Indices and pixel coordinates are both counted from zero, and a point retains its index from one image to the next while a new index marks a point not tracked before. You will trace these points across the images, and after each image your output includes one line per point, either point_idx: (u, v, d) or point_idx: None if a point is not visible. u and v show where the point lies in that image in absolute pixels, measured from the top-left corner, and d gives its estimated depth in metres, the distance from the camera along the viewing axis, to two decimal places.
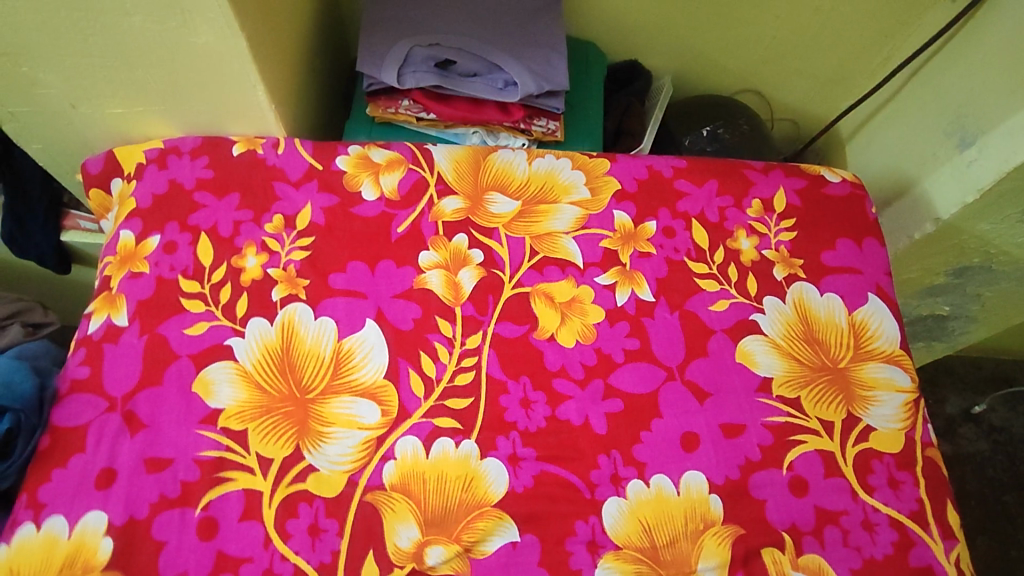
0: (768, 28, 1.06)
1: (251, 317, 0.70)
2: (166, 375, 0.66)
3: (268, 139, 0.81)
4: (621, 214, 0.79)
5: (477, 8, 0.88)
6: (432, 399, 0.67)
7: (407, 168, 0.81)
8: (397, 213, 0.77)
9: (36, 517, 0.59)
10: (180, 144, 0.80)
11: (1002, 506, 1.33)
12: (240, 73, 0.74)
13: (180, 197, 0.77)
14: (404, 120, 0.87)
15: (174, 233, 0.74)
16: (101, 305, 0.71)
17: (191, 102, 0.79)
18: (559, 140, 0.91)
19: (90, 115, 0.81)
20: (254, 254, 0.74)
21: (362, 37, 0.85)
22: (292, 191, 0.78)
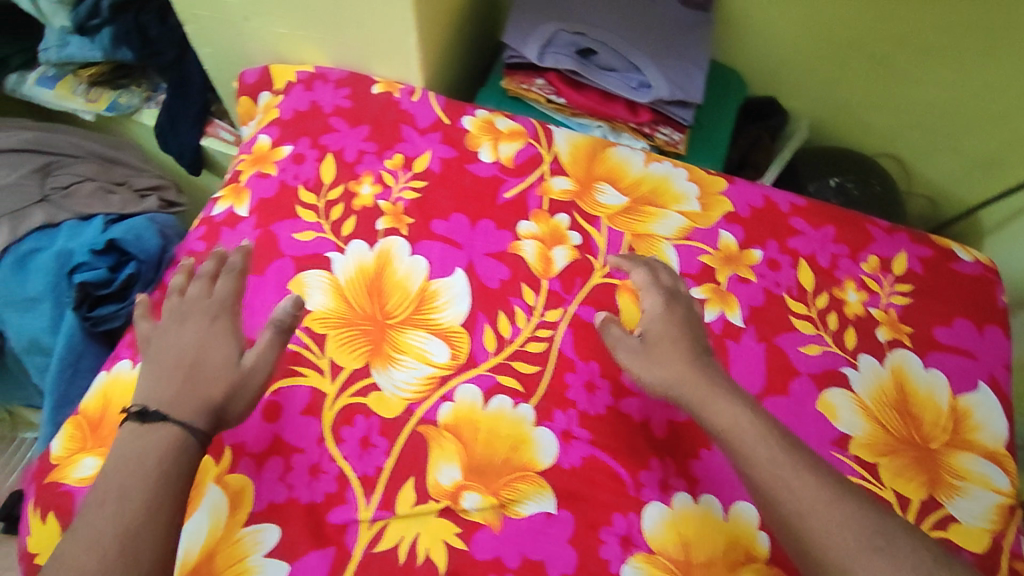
0: (927, 93, 1.00)
1: (353, 239, 0.74)
2: (269, 269, 0.72)
3: (406, 86, 0.85)
4: (727, 235, 0.77)
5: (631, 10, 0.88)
6: (501, 356, 0.68)
7: (526, 141, 0.82)
8: (508, 178, 0.79)
9: (133, 357, 0.65)
10: (327, 73, 0.86)
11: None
12: (399, 18, 0.79)
13: (318, 117, 0.82)
14: (533, 99, 0.88)
15: (305, 147, 0.80)
16: (227, 194, 0.77)
17: (348, 35, 0.85)
18: (680, 153, 0.89)
19: (258, 31, 0.89)
20: (369, 183, 0.78)
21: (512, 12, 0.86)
22: (416, 136, 0.81)
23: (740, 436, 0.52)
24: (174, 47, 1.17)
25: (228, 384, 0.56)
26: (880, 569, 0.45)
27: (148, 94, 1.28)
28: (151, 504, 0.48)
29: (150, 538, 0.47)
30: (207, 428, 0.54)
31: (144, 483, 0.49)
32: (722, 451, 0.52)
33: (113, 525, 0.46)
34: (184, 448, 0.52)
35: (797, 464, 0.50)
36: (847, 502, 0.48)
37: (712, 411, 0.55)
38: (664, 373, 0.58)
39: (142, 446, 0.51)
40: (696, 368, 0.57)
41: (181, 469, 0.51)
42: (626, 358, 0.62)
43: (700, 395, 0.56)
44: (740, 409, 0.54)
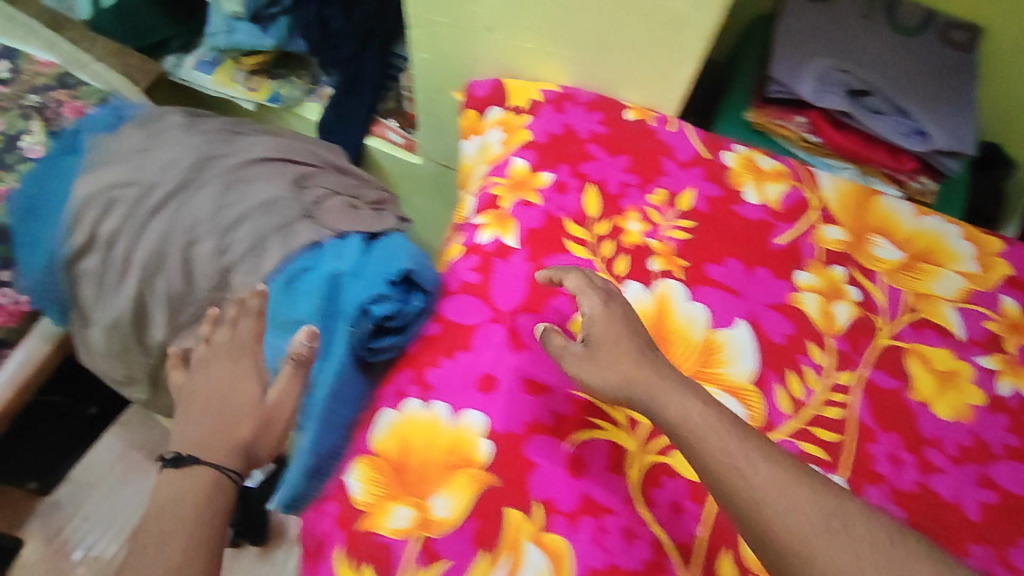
0: None
1: (629, 280, 0.71)
2: (549, 307, 0.68)
3: (660, 115, 0.80)
4: (1009, 301, 0.74)
5: (897, 46, 0.82)
6: (799, 421, 0.66)
7: (791, 183, 0.78)
8: (779, 224, 0.75)
9: (424, 396, 0.64)
10: (576, 94, 0.81)
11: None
12: (678, 46, 0.72)
13: (573, 143, 0.77)
14: (784, 136, 0.83)
15: (567, 175, 0.75)
16: (490, 221, 0.73)
17: (605, 56, 0.78)
18: (928, 203, 0.85)
19: (496, 42, 0.83)
20: (637, 220, 0.74)
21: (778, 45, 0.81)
22: (679, 171, 0.77)
23: (691, 426, 0.51)
24: (354, 42, 1.12)
25: (258, 427, 0.60)
26: (787, 499, 0.46)
27: (310, 86, 1.23)
28: (195, 544, 0.51)
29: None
30: (240, 471, 0.57)
31: (181, 523, 0.52)
32: (691, 448, 0.50)
33: (160, 562, 0.49)
34: (218, 492, 0.54)
35: (710, 416, 0.51)
36: (802, 488, 0.46)
37: (668, 403, 0.52)
38: (612, 377, 0.56)
39: (171, 490, 0.54)
40: (667, 373, 0.55)
41: (218, 505, 0.54)
42: (583, 367, 0.58)
43: (654, 389, 0.54)
44: (692, 401, 0.52)
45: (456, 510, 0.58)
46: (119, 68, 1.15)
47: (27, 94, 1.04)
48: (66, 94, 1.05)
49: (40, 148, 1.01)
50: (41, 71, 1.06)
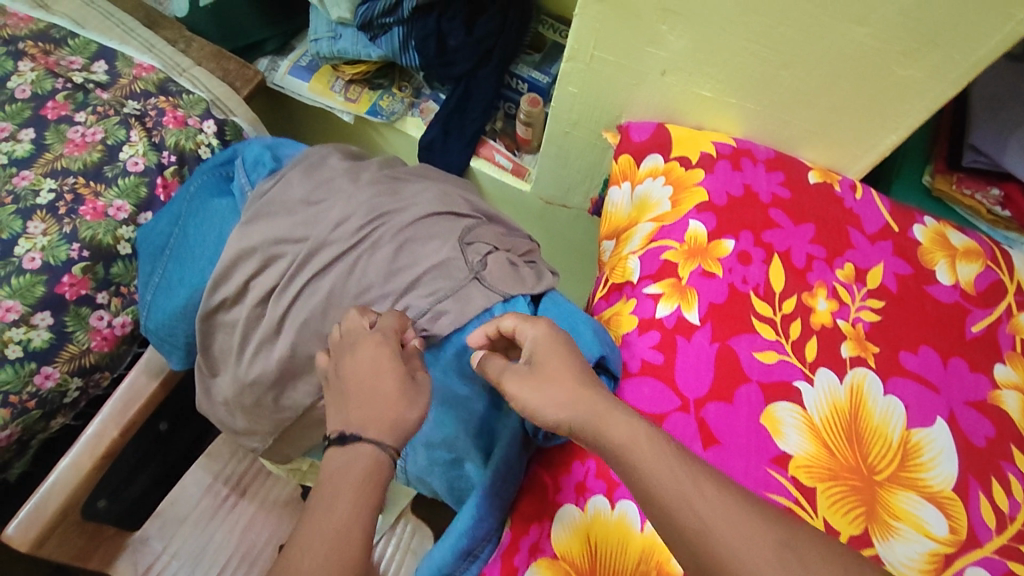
0: None
1: (820, 366, 0.65)
2: (737, 395, 0.63)
3: (845, 179, 0.76)
4: None
5: None
6: (1006, 537, 0.60)
7: (984, 264, 0.72)
8: (974, 309, 0.70)
9: (610, 494, 0.58)
10: (755, 150, 0.77)
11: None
12: (893, 111, 0.70)
13: (755, 207, 0.73)
14: (969, 206, 0.78)
15: (749, 244, 0.71)
16: (669, 291, 0.69)
17: (800, 114, 0.74)
18: None
19: (666, 87, 0.78)
20: (825, 297, 0.69)
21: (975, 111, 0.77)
22: (867, 244, 0.72)
23: (639, 451, 0.47)
24: (470, 58, 1.06)
25: (405, 397, 0.53)
26: (742, 541, 0.42)
27: (411, 99, 1.16)
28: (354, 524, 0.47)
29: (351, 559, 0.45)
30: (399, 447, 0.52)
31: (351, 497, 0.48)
32: (636, 482, 0.46)
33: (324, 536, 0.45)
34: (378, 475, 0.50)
35: (656, 441, 0.47)
36: (751, 513, 0.44)
37: (612, 431, 0.48)
38: (558, 397, 0.50)
39: (341, 462, 0.50)
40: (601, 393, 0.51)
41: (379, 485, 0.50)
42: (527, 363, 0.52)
43: (598, 414, 0.49)
44: (638, 423, 0.49)
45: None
46: (218, 72, 1.08)
47: (126, 100, 0.99)
48: (166, 101, 0.99)
49: (139, 160, 0.95)
50: (142, 76, 1.01)
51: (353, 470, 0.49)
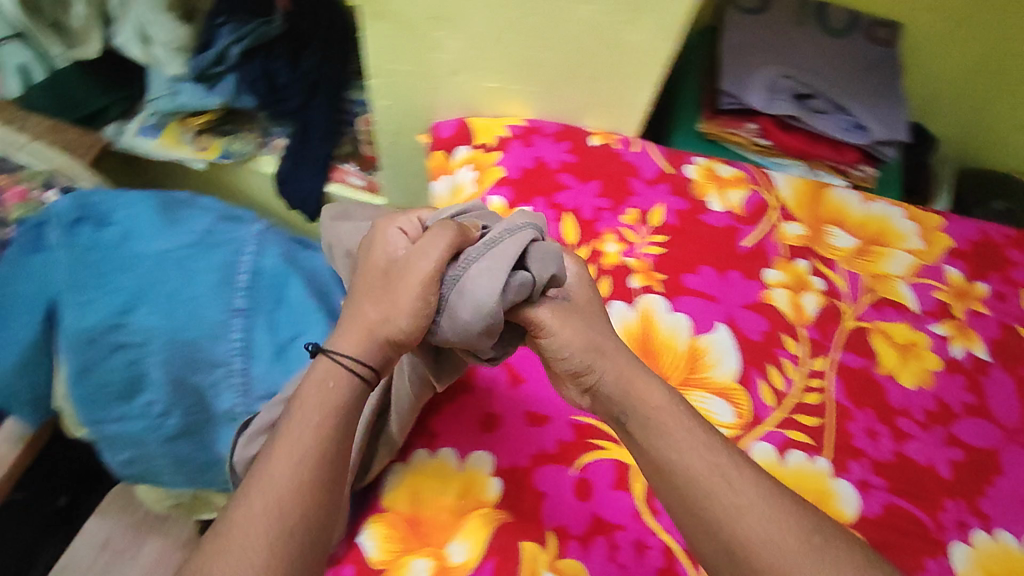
0: None
1: (612, 300, 0.74)
2: None
3: (624, 138, 0.85)
4: (952, 271, 0.81)
5: (828, 52, 0.91)
6: (783, 411, 0.69)
7: (750, 188, 0.83)
8: (743, 227, 0.80)
9: (430, 445, 0.65)
10: (542, 126, 0.85)
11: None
12: (641, 72, 0.78)
13: (545, 174, 0.81)
14: (736, 142, 0.89)
15: (542, 207, 0.78)
16: None
17: (570, 89, 0.83)
18: (870, 188, 0.92)
19: (461, 84, 0.87)
20: (613, 241, 0.77)
21: (723, 61, 0.88)
22: (646, 188, 0.81)
23: (666, 425, 0.54)
24: (301, 95, 1.14)
25: (387, 295, 0.53)
26: (771, 537, 0.49)
27: (261, 139, 1.23)
28: (301, 460, 0.49)
29: (303, 498, 0.48)
30: (373, 365, 0.53)
31: (309, 429, 0.50)
32: (651, 440, 0.54)
33: (278, 480, 0.48)
34: (336, 395, 0.51)
35: (682, 418, 0.54)
36: (788, 516, 0.50)
37: (641, 398, 0.55)
38: (577, 351, 0.57)
39: (319, 389, 0.52)
40: (630, 361, 0.58)
41: (338, 416, 0.51)
42: (550, 315, 0.57)
43: (624, 378, 0.56)
44: (660, 390, 0.56)
45: (474, 553, 0.58)
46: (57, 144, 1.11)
47: None
48: None
49: None
50: None
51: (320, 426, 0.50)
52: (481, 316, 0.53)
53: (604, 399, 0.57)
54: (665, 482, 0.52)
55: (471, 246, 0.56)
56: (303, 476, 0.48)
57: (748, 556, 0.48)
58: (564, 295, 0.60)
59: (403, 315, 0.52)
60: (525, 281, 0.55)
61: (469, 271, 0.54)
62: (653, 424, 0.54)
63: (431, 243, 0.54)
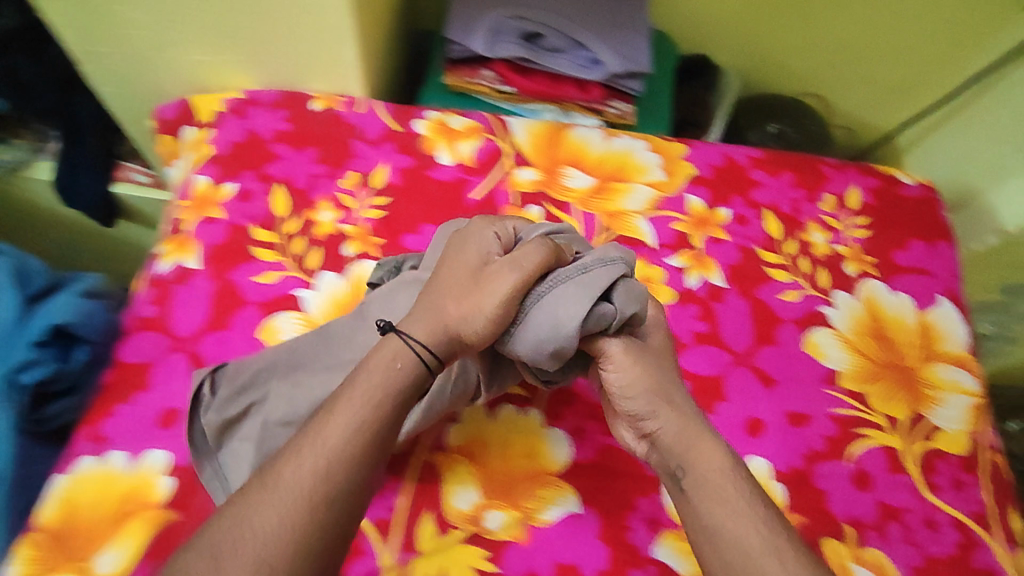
0: (849, 26, 1.00)
1: (322, 271, 0.71)
2: (235, 321, 0.68)
3: (348, 99, 0.80)
4: (694, 199, 0.79)
5: None
6: None
7: (484, 136, 0.79)
8: (473, 179, 0.77)
9: (97, 451, 0.60)
10: (259, 96, 0.79)
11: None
12: (336, 26, 0.71)
13: (258, 146, 0.76)
14: (479, 91, 0.85)
15: (250, 182, 0.74)
16: (171, 248, 0.70)
17: (276, 53, 0.76)
18: (631, 126, 0.88)
19: (173, 60, 0.77)
20: (328, 209, 0.73)
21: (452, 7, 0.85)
22: (368, 149, 0.77)
23: (720, 486, 0.51)
24: (53, 87, 0.96)
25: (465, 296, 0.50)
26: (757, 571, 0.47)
27: (38, 145, 1.03)
28: (359, 427, 0.46)
29: (341, 463, 0.45)
30: (440, 354, 0.50)
31: (361, 404, 0.47)
32: (708, 503, 0.50)
33: (321, 444, 0.45)
34: (412, 374, 0.49)
35: (727, 473, 0.52)
36: (750, 537, 0.48)
37: (699, 452, 0.53)
38: (642, 395, 0.54)
39: (384, 371, 0.48)
40: (694, 415, 0.55)
41: (404, 393, 0.49)
42: (622, 352, 0.54)
43: (688, 434, 0.53)
44: (719, 450, 0.53)
45: (127, 561, 0.55)
46: None
47: None
48: None
49: None
50: None
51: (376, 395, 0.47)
52: (558, 336, 0.50)
53: (663, 451, 0.54)
54: (710, 546, 0.49)
55: (561, 267, 0.53)
56: (353, 443, 0.46)
57: (750, 573, 0.47)
58: (642, 336, 0.57)
59: (483, 313, 0.49)
60: (607, 313, 0.52)
61: (556, 290, 0.51)
62: (704, 479, 0.51)
63: (530, 254, 0.51)
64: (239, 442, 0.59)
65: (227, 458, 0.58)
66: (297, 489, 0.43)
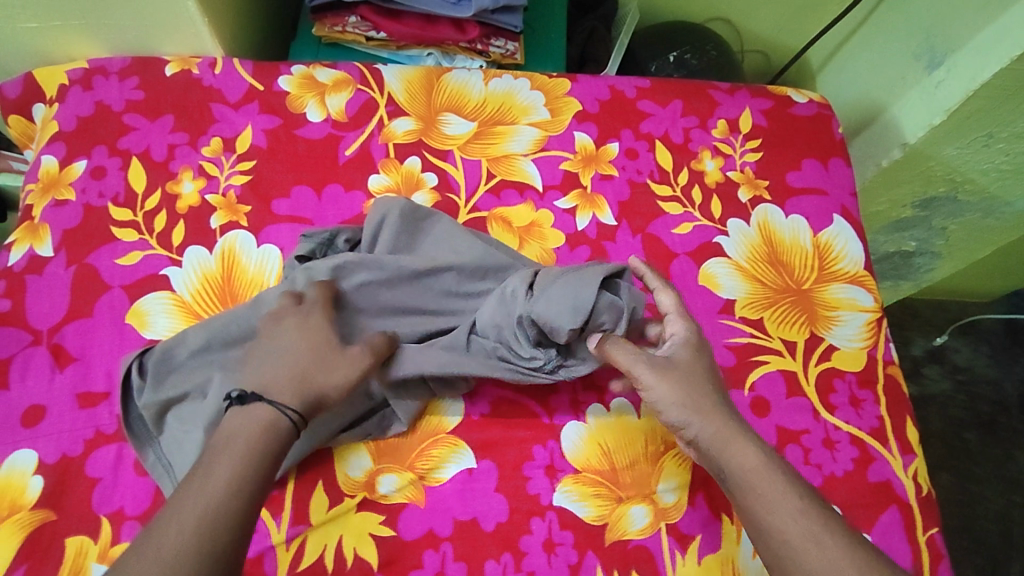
0: None
1: (187, 246, 0.66)
2: (97, 307, 0.62)
3: (205, 59, 0.74)
4: (582, 135, 0.76)
5: None
6: None
7: (354, 88, 0.75)
8: (345, 134, 0.73)
9: None
10: (106, 64, 0.73)
11: (1003, 451, 1.26)
12: None
13: (109, 119, 0.70)
14: (352, 40, 0.81)
15: (103, 158, 0.69)
16: (22, 236, 0.65)
17: (114, 16, 0.70)
18: (519, 63, 0.86)
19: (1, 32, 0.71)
20: (190, 179, 0.69)
21: None
22: (231, 113, 0.72)
23: (761, 488, 0.51)
24: None
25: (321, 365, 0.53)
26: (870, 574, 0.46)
27: None
28: (237, 483, 0.46)
29: (230, 518, 0.45)
30: (301, 410, 0.51)
31: (233, 462, 0.47)
32: (749, 507, 0.51)
33: (202, 499, 0.45)
34: (275, 432, 0.49)
35: (779, 476, 0.51)
36: (835, 543, 0.48)
37: (736, 452, 0.53)
38: (674, 407, 0.55)
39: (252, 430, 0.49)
40: (728, 418, 0.55)
41: (275, 447, 0.49)
42: (648, 373, 0.55)
43: (721, 441, 0.53)
44: (752, 451, 0.53)
45: None
46: None
47: None
48: None
49: None
50: None
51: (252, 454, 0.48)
52: (579, 313, 0.56)
53: (706, 457, 0.54)
54: (768, 550, 0.49)
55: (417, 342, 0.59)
56: (229, 500, 0.45)
57: (794, 566, 0.48)
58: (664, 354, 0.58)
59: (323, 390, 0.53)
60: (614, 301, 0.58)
61: (579, 271, 0.59)
62: (748, 483, 0.51)
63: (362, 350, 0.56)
64: (180, 426, 0.56)
65: (165, 441, 0.56)
66: (179, 549, 0.42)
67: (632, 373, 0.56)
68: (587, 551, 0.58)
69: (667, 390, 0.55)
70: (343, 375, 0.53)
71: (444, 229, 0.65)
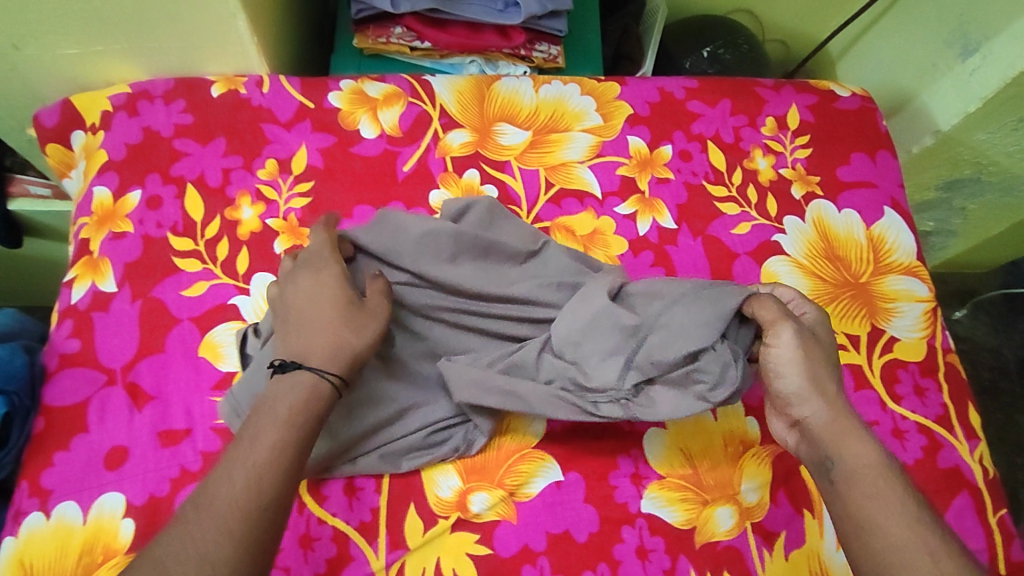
0: None
1: (254, 273, 0.65)
2: (168, 342, 0.62)
3: (251, 77, 0.72)
4: (636, 139, 0.76)
5: None
6: None
7: (406, 101, 0.74)
8: (401, 149, 0.72)
9: (44, 506, 0.55)
10: (150, 87, 0.71)
11: (1007, 417, 1.31)
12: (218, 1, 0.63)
13: (159, 145, 0.68)
14: (395, 51, 0.79)
15: (157, 186, 0.67)
16: (82, 272, 0.64)
17: (159, 37, 0.67)
18: (561, 67, 0.85)
19: (39, 59, 0.68)
20: (249, 204, 0.68)
21: None
22: (283, 133, 0.71)
23: (868, 475, 0.50)
24: None
25: (350, 321, 0.54)
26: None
27: None
28: (283, 445, 0.49)
29: (276, 480, 0.47)
30: (341, 373, 0.53)
31: (278, 428, 0.49)
32: (850, 489, 0.50)
33: (252, 461, 0.47)
34: (318, 398, 0.51)
35: (891, 470, 0.50)
36: (930, 540, 0.47)
37: (847, 446, 0.51)
38: (798, 380, 0.53)
39: (301, 398, 0.51)
40: (851, 411, 0.53)
41: (319, 411, 0.51)
42: (793, 340, 0.53)
43: (837, 424, 0.52)
44: (873, 446, 0.51)
45: None
46: None
47: None
48: None
49: None
50: None
51: (296, 416, 0.50)
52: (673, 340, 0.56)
53: (812, 438, 0.53)
54: (857, 534, 0.49)
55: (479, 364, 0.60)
56: (272, 465, 0.48)
57: (884, 556, 0.47)
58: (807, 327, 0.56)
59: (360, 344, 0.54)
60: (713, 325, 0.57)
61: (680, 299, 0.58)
62: (856, 474, 0.50)
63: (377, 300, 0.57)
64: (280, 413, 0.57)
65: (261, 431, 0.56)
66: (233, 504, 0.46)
67: (774, 333, 0.54)
68: (679, 555, 0.60)
69: (795, 369, 0.53)
70: (370, 333, 0.55)
71: (522, 231, 0.68)
